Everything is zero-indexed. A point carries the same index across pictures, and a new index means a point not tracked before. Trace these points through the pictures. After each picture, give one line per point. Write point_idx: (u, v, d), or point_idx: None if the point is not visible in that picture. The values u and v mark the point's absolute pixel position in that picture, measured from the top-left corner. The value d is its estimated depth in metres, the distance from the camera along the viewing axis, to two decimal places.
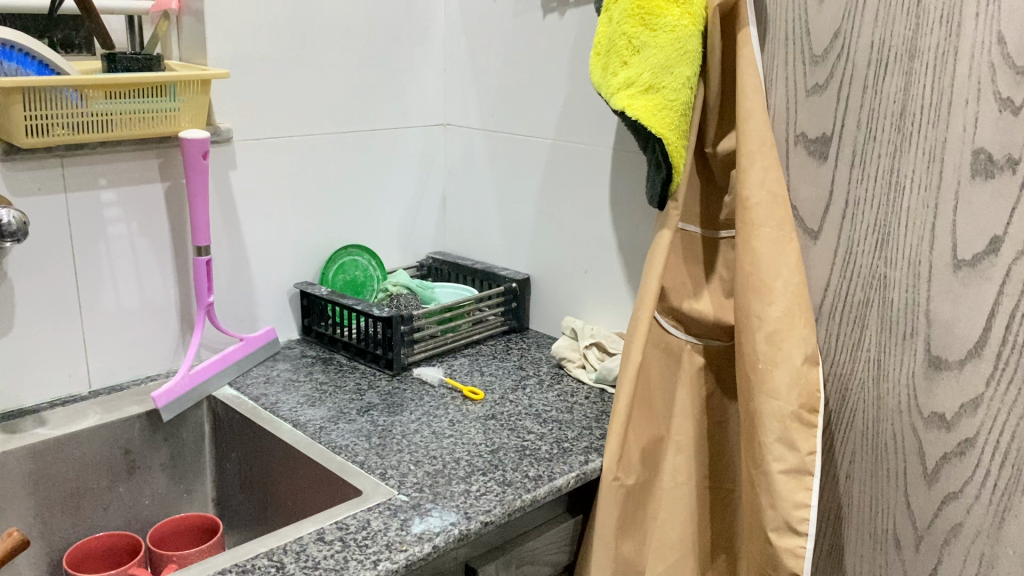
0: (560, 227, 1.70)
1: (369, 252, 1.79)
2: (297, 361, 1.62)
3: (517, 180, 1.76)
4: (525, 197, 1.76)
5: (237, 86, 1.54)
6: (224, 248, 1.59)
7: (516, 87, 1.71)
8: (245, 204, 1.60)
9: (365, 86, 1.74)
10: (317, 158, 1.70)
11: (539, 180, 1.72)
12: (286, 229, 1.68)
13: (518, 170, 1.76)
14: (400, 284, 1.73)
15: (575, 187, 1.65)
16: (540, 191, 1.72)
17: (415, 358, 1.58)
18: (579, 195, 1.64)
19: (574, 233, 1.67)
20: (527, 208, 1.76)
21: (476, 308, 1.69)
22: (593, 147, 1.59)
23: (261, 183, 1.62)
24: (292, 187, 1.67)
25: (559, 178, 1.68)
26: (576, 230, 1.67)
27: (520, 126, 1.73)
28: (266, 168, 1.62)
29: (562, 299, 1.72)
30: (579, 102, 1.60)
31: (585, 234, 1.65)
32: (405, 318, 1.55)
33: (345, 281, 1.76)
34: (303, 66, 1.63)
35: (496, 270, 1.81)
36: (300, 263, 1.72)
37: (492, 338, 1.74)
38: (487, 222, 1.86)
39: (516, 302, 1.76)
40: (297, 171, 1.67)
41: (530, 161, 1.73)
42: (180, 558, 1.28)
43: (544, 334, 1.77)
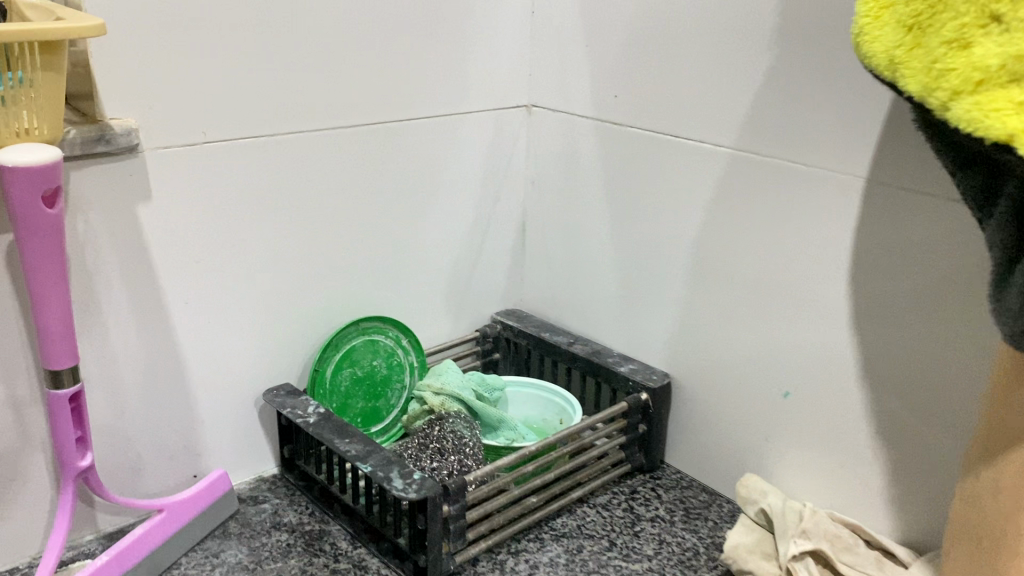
0: (736, 307, 0.94)
1: (399, 327, 1.05)
2: (261, 544, 0.92)
3: (655, 215, 1.01)
4: (669, 243, 1.00)
5: (149, 44, 0.82)
6: (128, 340, 0.89)
7: (667, 51, 0.94)
8: (168, 261, 0.90)
9: (395, 46, 0.99)
10: (304, 171, 0.96)
11: (700, 218, 0.96)
12: (250, 297, 0.97)
13: (658, 195, 1.00)
14: (447, 393, 0.99)
15: (773, 241, 0.89)
16: (698, 237, 0.97)
17: (468, 557, 0.87)
18: (782, 256, 0.89)
19: (766, 323, 0.92)
20: (671, 266, 1.00)
21: (581, 447, 0.96)
22: (822, 172, 0.83)
23: (200, 220, 0.91)
24: (261, 224, 0.95)
25: (740, 220, 0.92)
26: (768, 319, 0.92)
27: (669, 122, 0.96)
28: (210, 194, 0.90)
29: (729, 429, 0.98)
30: (798, 84, 0.83)
31: (788, 327, 0.90)
32: (455, 493, 0.83)
33: (355, 379, 1.02)
34: (282, 9, 0.89)
35: (607, 358, 1.07)
36: (277, 351, 1.01)
37: (604, 490, 1.01)
38: (594, 277, 1.11)
39: (647, 428, 1.02)
40: (269, 195, 0.95)
41: (683, 184, 0.96)
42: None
43: (691, 483, 1.03)
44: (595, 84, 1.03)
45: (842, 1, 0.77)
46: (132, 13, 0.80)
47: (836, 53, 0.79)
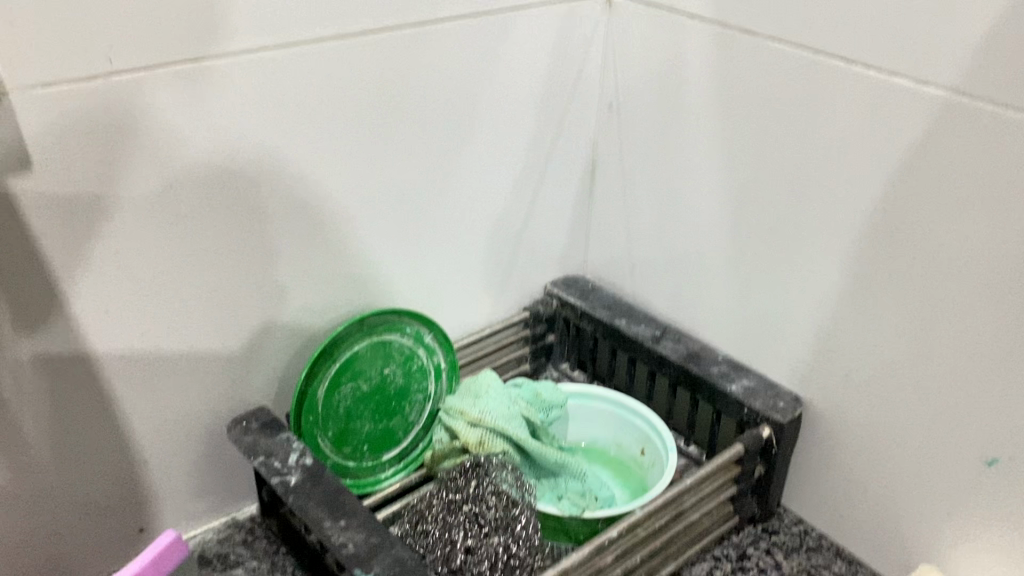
0: (923, 329, 0.63)
1: (423, 319, 0.76)
2: None
3: (801, 177, 0.68)
4: (821, 220, 0.67)
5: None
6: (20, 376, 0.59)
7: None
8: (70, 259, 0.58)
9: None
10: (276, 109, 0.63)
11: (879, 190, 0.62)
12: (205, 295, 0.66)
13: (811, 146, 0.66)
14: (488, 426, 0.72)
15: (1007, 244, 0.56)
16: (871, 218, 0.64)
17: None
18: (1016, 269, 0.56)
19: (969, 361, 0.60)
20: (819, 252, 0.68)
21: (677, 512, 0.68)
22: None
23: (118, 195, 0.58)
24: (215, 192, 0.63)
25: (950, 203, 0.58)
26: (976, 354, 0.60)
27: (842, 41, 0.61)
28: (130, 154, 0.58)
29: (891, 489, 0.69)
30: None
31: (1012, 374, 0.58)
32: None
33: (358, 397, 0.74)
34: None
35: (709, 367, 0.77)
36: (249, 362, 0.71)
37: (702, 554, 0.74)
38: (695, 248, 0.79)
39: (765, 470, 0.74)
40: (225, 149, 0.62)
41: (855, 134, 0.63)
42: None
43: (821, 545, 0.75)
44: None
45: None
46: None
47: None
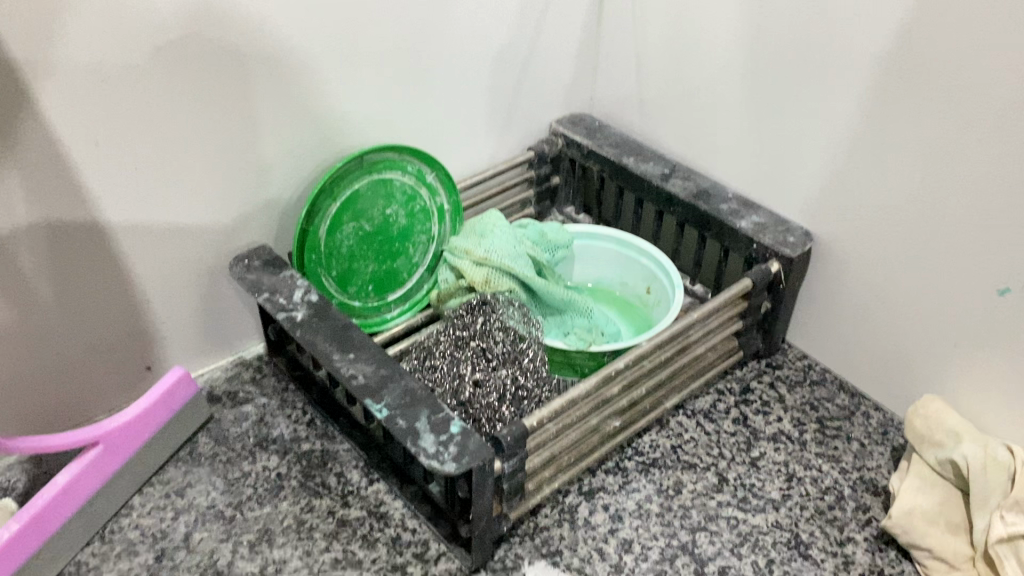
0: (946, 161, 0.61)
1: (425, 157, 0.73)
2: (241, 475, 0.67)
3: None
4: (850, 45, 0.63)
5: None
6: (12, 214, 0.57)
7: None
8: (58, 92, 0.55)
9: None
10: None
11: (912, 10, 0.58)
12: (200, 132, 0.63)
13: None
14: (493, 266, 0.71)
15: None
16: (901, 42, 0.60)
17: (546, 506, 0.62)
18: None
19: (992, 191, 0.59)
20: (842, 81, 0.65)
21: (684, 346, 0.68)
22: None
23: (98, 23, 0.54)
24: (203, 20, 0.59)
25: (990, 25, 0.55)
26: (999, 183, 0.58)
27: None
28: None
29: (899, 322, 0.68)
30: None
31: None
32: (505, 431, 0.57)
33: (361, 237, 0.72)
34: None
35: (719, 205, 0.75)
36: (249, 201, 0.69)
37: (707, 388, 0.75)
38: (710, 81, 0.76)
39: (772, 305, 0.74)
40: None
41: None
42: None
43: (824, 379, 0.76)
44: None
45: None
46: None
47: None
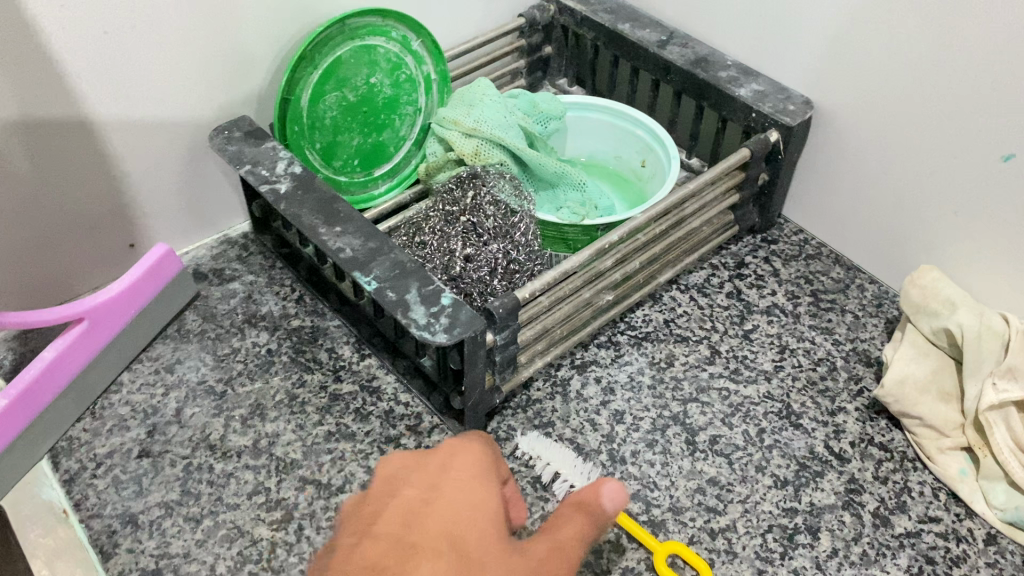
0: (958, 23, 0.57)
1: (411, 22, 0.69)
2: (231, 351, 0.66)
3: None
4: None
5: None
6: None
7: None
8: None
9: None
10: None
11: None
12: None
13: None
14: (483, 137, 0.68)
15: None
16: None
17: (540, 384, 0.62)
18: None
19: (1005, 51, 0.56)
20: None
21: (679, 219, 0.67)
22: None
23: None
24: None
25: None
26: (1014, 45, 0.55)
27: None
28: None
29: (899, 193, 0.67)
30: None
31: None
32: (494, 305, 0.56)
33: (345, 108, 0.70)
34: None
35: (719, 76, 0.72)
36: (226, 70, 0.66)
37: (701, 263, 0.74)
38: None
39: (770, 178, 0.73)
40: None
41: None
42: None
43: (820, 253, 0.75)
44: None
45: None
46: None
47: None
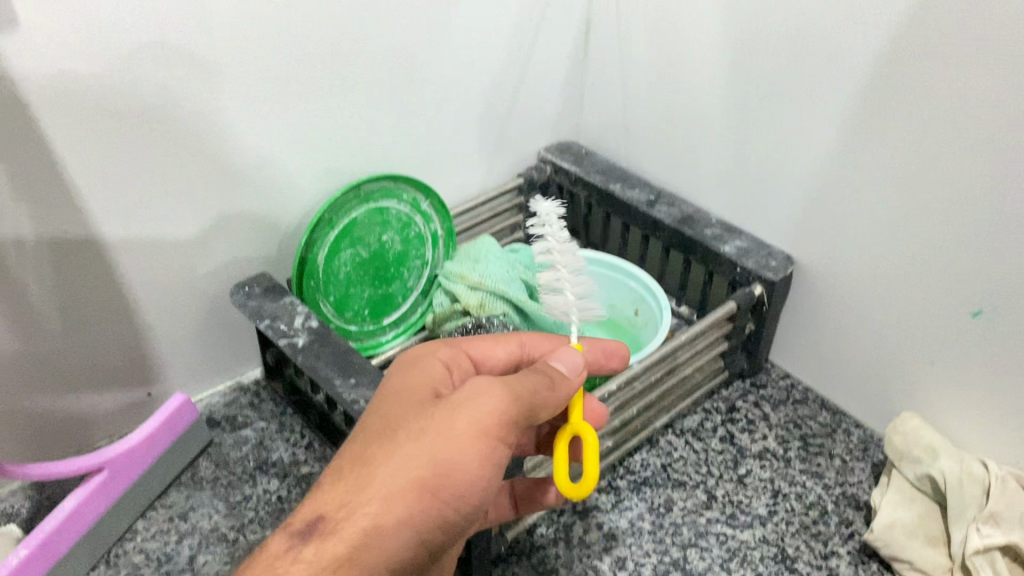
0: (916, 192, 0.64)
1: (420, 185, 0.75)
2: (243, 498, 0.68)
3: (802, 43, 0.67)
4: (828, 76, 0.66)
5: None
6: (21, 238, 0.58)
7: None
8: (61, 113, 0.56)
9: None
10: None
11: (880, 43, 0.61)
12: (200, 160, 0.65)
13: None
14: (487, 291, 0.73)
15: (1007, 90, 0.55)
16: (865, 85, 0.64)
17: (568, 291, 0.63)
18: (1010, 119, 0.56)
19: (964, 217, 0.61)
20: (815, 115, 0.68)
21: (673, 368, 0.71)
22: None
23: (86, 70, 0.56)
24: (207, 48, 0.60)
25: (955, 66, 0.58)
26: (967, 214, 0.61)
27: None
28: (121, 7, 0.55)
29: (876, 343, 0.71)
30: None
31: (998, 227, 0.60)
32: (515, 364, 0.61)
33: (358, 264, 0.74)
34: None
35: (705, 232, 0.78)
36: (248, 230, 0.72)
37: (694, 408, 0.78)
38: (693, 109, 0.79)
39: (755, 328, 0.77)
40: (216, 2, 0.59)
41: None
42: (377, 535, 0.40)
43: (806, 397, 0.79)
44: None
45: None
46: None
47: None
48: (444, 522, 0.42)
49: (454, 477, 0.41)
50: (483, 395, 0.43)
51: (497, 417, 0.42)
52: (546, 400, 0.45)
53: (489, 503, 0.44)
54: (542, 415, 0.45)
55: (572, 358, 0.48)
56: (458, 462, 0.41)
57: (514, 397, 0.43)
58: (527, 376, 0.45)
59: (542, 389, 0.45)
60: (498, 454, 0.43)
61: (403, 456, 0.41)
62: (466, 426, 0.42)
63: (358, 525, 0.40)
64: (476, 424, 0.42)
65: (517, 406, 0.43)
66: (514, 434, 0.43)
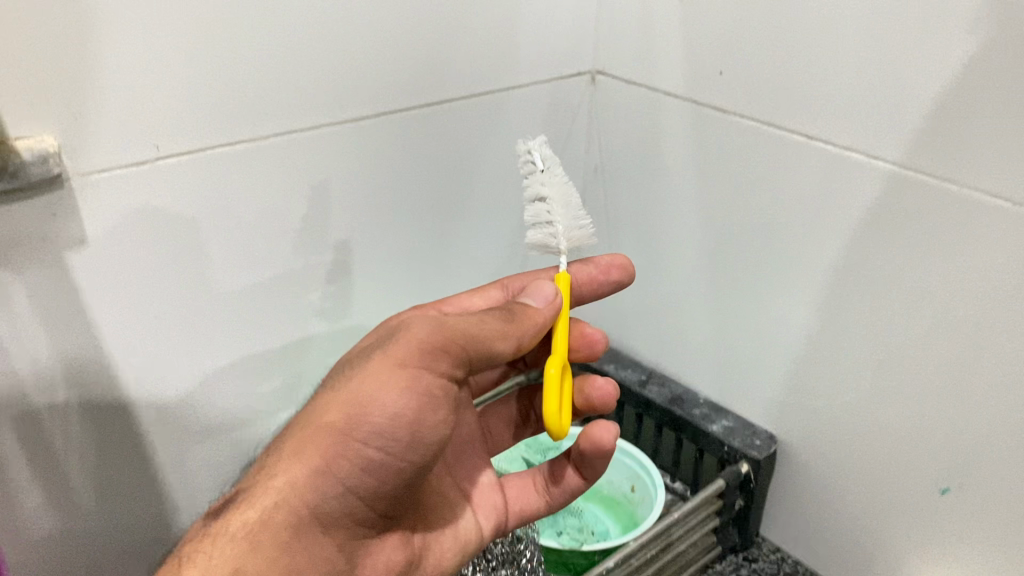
0: (858, 380, 0.76)
1: None
2: None
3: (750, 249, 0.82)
4: (780, 269, 0.80)
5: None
6: (70, 416, 0.67)
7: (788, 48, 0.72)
8: (113, 309, 0.66)
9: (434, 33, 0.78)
10: (321, 183, 0.75)
11: (812, 251, 0.76)
12: (238, 347, 0.76)
13: (769, 213, 0.79)
14: None
15: (916, 292, 0.68)
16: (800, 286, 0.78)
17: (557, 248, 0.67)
18: (928, 317, 0.68)
19: (904, 393, 0.72)
20: (770, 311, 0.82)
21: (666, 543, 0.75)
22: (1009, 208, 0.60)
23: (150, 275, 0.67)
24: (261, 253, 0.74)
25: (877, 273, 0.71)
26: (905, 399, 0.72)
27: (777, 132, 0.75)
28: (187, 225, 0.67)
29: (845, 515, 0.81)
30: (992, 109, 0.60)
31: (931, 412, 0.70)
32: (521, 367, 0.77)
33: None
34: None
35: (694, 415, 0.90)
36: (278, 409, 0.83)
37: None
38: (672, 302, 0.93)
39: (744, 504, 0.86)
40: (268, 216, 0.73)
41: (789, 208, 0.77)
42: (292, 490, 0.52)
43: (797, 570, 0.86)
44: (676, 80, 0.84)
45: None
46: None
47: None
48: (363, 461, 0.52)
49: (369, 410, 0.51)
50: (420, 329, 0.53)
51: (415, 349, 0.52)
52: (479, 332, 0.54)
53: (421, 443, 0.53)
54: (475, 356, 0.54)
55: (539, 294, 0.61)
56: (374, 399, 0.51)
57: (446, 329, 0.53)
58: (465, 317, 0.55)
59: (488, 317, 0.56)
60: (419, 386, 0.52)
61: (337, 397, 0.52)
62: (383, 365, 0.52)
63: (287, 478, 0.52)
64: (394, 365, 0.52)
65: (439, 339, 0.52)
66: (437, 362, 0.52)
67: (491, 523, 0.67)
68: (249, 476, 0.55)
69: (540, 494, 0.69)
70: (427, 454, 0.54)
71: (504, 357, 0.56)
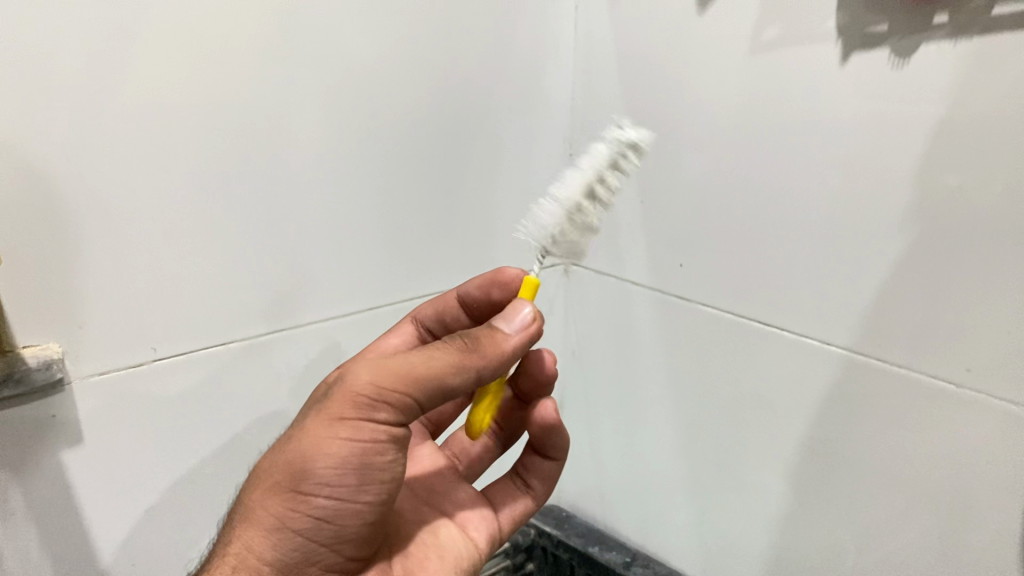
0: (824, 554, 0.78)
1: None
2: None
3: (714, 428, 0.87)
4: (745, 446, 0.84)
5: (76, 220, 0.61)
6: None
7: (730, 245, 0.80)
8: (103, 505, 0.68)
9: (419, 233, 0.87)
10: (315, 373, 0.82)
11: (774, 431, 0.80)
12: None
13: (728, 391, 0.84)
14: None
15: (868, 471, 0.72)
16: (762, 462, 0.83)
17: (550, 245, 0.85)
18: (879, 494, 0.72)
19: (867, 567, 0.74)
20: (741, 486, 0.86)
21: None
22: (936, 390, 0.65)
23: (139, 475, 0.70)
24: (254, 438, 0.79)
25: (828, 452, 0.75)
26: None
27: (729, 318, 0.82)
28: (178, 425, 0.72)
29: None
30: (912, 299, 0.65)
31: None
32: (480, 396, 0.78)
33: None
34: (276, 204, 0.73)
35: None
36: None
37: None
38: (651, 476, 0.98)
39: None
40: (258, 407, 0.78)
41: (743, 391, 0.83)
42: (247, 554, 0.51)
43: None
44: (640, 271, 0.92)
45: (967, 202, 0.60)
46: (51, 177, 0.59)
47: (964, 268, 0.61)
48: (314, 512, 0.51)
49: (312, 464, 0.50)
50: (357, 376, 0.51)
51: (353, 397, 0.50)
52: (426, 371, 0.51)
53: (374, 480, 0.52)
54: (425, 395, 0.51)
55: (503, 315, 0.57)
56: (316, 452, 0.50)
57: (385, 371, 0.51)
58: (413, 354, 0.52)
59: (439, 348, 0.53)
60: (364, 432, 0.50)
61: (282, 453, 0.52)
62: (323, 418, 0.51)
63: (244, 540, 0.51)
64: (335, 416, 0.51)
65: (381, 384, 0.50)
66: (377, 411, 0.50)
67: (488, 530, 0.68)
68: (216, 544, 0.54)
69: (523, 492, 0.73)
70: (383, 491, 0.53)
71: (462, 391, 0.53)
